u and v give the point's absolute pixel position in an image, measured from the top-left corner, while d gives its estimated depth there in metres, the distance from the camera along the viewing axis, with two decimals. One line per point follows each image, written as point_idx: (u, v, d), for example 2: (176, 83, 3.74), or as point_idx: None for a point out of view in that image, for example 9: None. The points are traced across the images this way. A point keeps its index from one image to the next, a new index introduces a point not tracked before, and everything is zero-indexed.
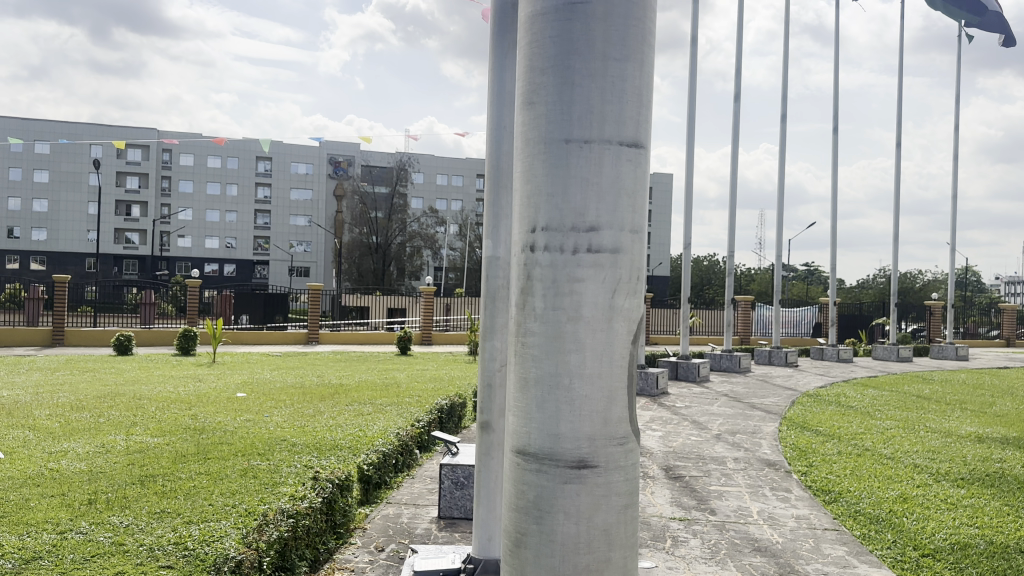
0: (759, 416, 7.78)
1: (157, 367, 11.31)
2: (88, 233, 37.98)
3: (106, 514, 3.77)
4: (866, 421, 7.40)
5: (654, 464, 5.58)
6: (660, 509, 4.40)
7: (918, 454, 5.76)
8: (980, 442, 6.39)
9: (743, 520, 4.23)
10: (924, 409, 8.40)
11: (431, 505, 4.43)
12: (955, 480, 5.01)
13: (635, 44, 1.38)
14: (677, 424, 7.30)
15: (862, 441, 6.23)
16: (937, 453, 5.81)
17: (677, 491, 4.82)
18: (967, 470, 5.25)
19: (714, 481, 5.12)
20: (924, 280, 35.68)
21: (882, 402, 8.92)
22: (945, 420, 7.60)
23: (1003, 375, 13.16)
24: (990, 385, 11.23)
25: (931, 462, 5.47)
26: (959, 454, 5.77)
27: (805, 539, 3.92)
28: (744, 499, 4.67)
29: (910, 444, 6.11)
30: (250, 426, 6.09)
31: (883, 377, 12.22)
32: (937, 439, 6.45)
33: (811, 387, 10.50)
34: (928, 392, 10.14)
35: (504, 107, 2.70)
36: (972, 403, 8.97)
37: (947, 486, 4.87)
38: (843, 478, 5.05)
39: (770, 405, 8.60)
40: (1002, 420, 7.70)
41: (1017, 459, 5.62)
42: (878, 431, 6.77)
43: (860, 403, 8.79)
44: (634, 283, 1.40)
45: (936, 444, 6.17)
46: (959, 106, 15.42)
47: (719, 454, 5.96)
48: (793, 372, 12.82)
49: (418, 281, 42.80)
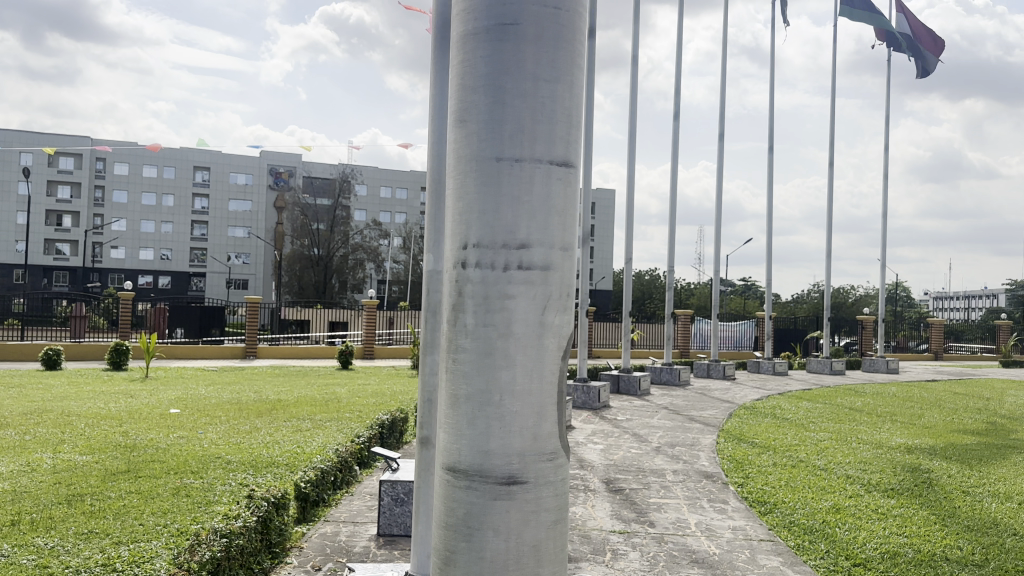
0: (698, 429, 7.88)
1: (90, 381, 10.97)
2: (17, 244, 36.72)
3: (30, 536, 3.61)
4: (800, 432, 7.61)
5: (596, 477, 5.63)
6: (602, 522, 4.42)
7: (847, 464, 5.97)
8: (907, 451, 6.65)
9: (683, 532, 4.29)
10: (855, 421, 8.70)
11: (365, 522, 4.38)
12: (883, 489, 5.18)
13: (564, 69, 1.41)
14: (617, 437, 7.37)
15: (796, 452, 6.38)
16: (868, 463, 5.98)
17: (618, 504, 4.85)
18: (896, 480, 5.44)
19: (655, 493, 5.18)
20: (856, 295, 36.83)
21: (814, 414, 9.22)
22: (874, 431, 7.91)
23: (926, 388, 13.67)
24: (913, 397, 11.70)
25: (862, 473, 5.63)
26: (884, 464, 5.99)
27: (740, 549, 3.99)
28: (684, 510, 4.73)
29: (840, 455, 6.29)
30: (183, 443, 5.92)
31: (811, 388, 12.68)
32: (868, 449, 6.68)
33: (744, 399, 10.83)
34: (859, 404, 10.43)
35: (443, 121, 2.69)
36: (900, 415, 9.28)
37: (873, 495, 5.03)
38: (777, 488, 5.16)
39: (709, 417, 8.72)
40: (926, 431, 8.03)
41: (943, 469, 5.83)
42: (811, 442, 6.96)
43: (795, 415, 8.99)
44: (564, 301, 1.42)
45: (866, 455, 6.36)
46: (888, 129, 16.00)
47: (658, 466, 6.03)
48: (730, 385, 13.07)
49: (361, 294, 42.21)
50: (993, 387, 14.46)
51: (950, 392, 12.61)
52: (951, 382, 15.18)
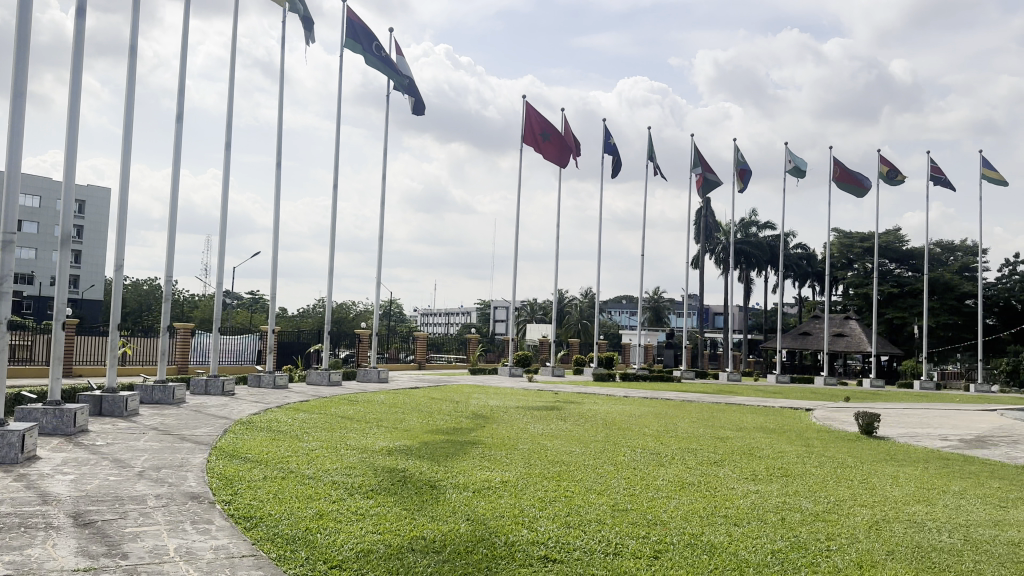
0: (716, 494, 7.78)
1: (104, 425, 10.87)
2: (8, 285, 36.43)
3: None
4: (783, 496, 7.82)
5: (64, 511, 5.85)
6: (64, 561, 4.78)
7: (803, 537, 6.17)
8: (878, 521, 6.77)
9: (158, 560, 4.91)
10: (850, 483, 8.80)
11: (286, 575, 4.77)
12: (815, 567, 5.39)
13: None
14: (94, 462, 7.67)
15: (834, 533, 6.29)
16: (911, 548, 5.88)
17: (86, 539, 5.25)
18: (838, 557, 5.62)
19: (128, 524, 5.64)
20: None
21: (811, 473, 9.35)
22: (861, 495, 8.01)
23: (918, 439, 13.62)
24: (907, 452, 11.71)
25: (907, 562, 5.51)
26: (841, 538, 6.15)
27: (220, 572, 4.76)
28: (162, 538, 5.35)
29: (880, 536, 6.20)
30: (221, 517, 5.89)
31: (810, 441, 12.77)
32: (840, 519, 6.83)
33: (740, 450, 11.09)
34: (868, 464, 10.38)
35: None
36: (925, 479, 9.20)
37: (798, 572, 5.26)
38: None
39: (726, 480, 8.62)
40: (919, 496, 8.07)
41: (990, 558, 5.71)
42: (848, 518, 6.85)
43: (822, 479, 8.89)
44: None
45: (908, 536, 6.26)
46: None
47: (140, 493, 6.52)
48: (726, 435, 12.94)
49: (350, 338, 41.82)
50: (987, 434, 14.37)
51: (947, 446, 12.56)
52: (947, 429, 15.08)
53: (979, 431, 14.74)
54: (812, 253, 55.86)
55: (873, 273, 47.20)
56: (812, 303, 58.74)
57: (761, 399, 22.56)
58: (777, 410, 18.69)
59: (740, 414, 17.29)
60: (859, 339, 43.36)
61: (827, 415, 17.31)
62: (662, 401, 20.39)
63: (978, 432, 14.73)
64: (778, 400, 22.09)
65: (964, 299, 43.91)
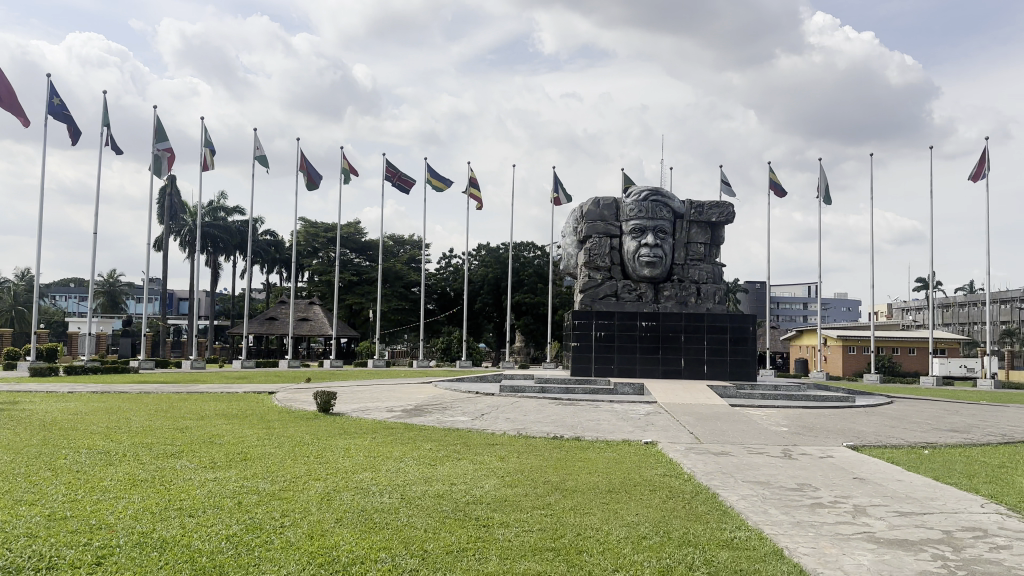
0: (172, 488, 7.37)
1: None
2: None
3: None
4: (243, 480, 7.85)
5: None
6: None
7: (259, 518, 6.29)
8: (329, 492, 7.30)
9: None
10: (306, 459, 9.28)
11: None
12: (269, 544, 5.55)
13: None
14: None
15: (289, 509, 6.55)
16: (354, 512, 6.48)
17: None
18: (291, 531, 5.88)
19: None
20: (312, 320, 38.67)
21: (271, 454, 9.58)
22: (317, 470, 8.53)
23: (367, 412, 15.11)
24: (356, 426, 12.86)
25: (353, 525, 6.07)
26: (295, 512, 6.46)
27: None
28: None
29: (330, 506, 6.69)
30: None
31: (272, 423, 13.04)
32: (295, 495, 7.17)
33: (199, 439, 10.71)
34: (322, 440, 11.08)
35: None
36: (369, 449, 10.22)
37: (252, 552, 5.35)
38: (276, 556, 5.24)
39: (182, 472, 8.19)
40: (365, 464, 8.96)
41: (416, 510, 6.66)
42: (301, 493, 7.20)
43: (281, 460, 9.16)
44: None
45: (352, 502, 6.89)
46: None
47: None
48: (184, 426, 12.29)
49: None
50: (421, 404, 16.76)
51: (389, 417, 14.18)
52: (390, 402, 17.10)
53: (415, 401, 17.10)
54: (280, 240, 57.36)
55: (334, 262, 50.61)
56: (279, 289, 60.33)
57: (225, 386, 22.26)
58: (241, 396, 18.67)
59: (203, 402, 16.76)
60: (321, 323, 46.44)
61: (289, 397, 17.98)
62: (115, 394, 18.49)
63: (415, 402, 17.08)
64: (242, 386, 22.13)
65: (408, 287, 50.49)
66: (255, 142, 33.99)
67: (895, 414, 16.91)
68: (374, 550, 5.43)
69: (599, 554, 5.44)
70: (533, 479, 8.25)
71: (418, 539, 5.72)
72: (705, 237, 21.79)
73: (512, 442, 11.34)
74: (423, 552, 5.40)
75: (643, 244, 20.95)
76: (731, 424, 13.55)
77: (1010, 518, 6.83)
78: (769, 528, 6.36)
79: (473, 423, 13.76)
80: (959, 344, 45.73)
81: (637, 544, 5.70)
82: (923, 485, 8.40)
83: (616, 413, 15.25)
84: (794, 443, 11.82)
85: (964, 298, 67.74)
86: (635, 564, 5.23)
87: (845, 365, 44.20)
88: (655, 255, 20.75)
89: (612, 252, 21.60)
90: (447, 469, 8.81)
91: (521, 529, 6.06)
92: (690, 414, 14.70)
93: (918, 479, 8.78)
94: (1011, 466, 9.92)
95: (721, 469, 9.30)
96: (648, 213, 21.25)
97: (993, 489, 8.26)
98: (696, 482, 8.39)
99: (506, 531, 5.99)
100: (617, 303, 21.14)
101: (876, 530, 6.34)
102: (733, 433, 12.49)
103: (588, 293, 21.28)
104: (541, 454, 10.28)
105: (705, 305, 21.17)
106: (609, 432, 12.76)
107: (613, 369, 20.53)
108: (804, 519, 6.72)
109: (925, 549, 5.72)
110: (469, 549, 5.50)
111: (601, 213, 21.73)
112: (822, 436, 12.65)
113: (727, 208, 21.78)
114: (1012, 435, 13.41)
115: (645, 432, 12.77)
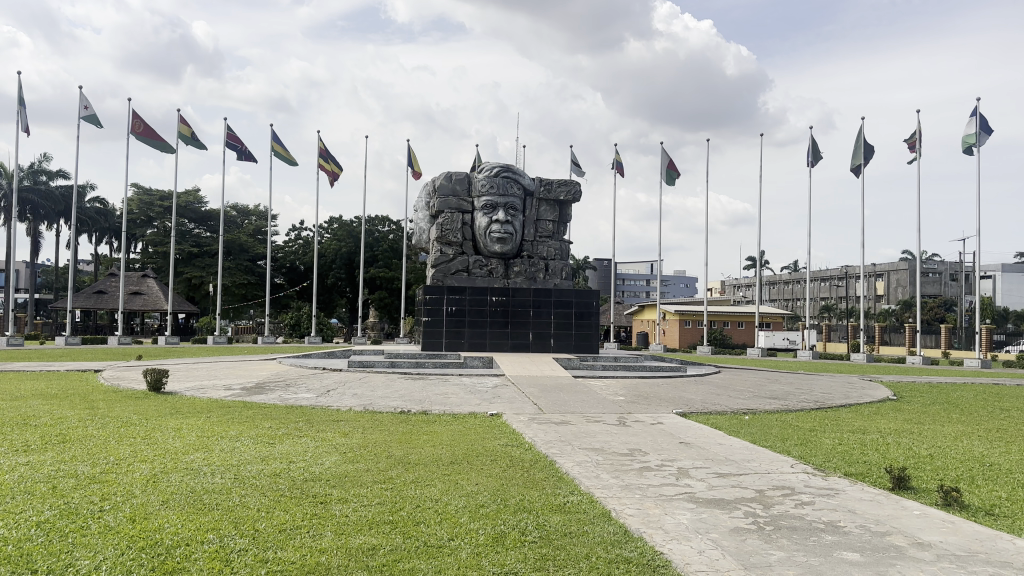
0: None
1: None
2: None
3: None
4: (57, 463, 7.23)
5: None
6: None
7: (74, 502, 5.83)
8: (156, 474, 6.89)
9: None
10: (131, 440, 8.70)
11: None
12: (85, 529, 5.17)
13: None
14: None
15: (113, 494, 6.06)
16: (188, 496, 6.12)
17: None
18: (111, 514, 5.51)
19: None
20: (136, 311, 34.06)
21: (91, 436, 8.85)
22: (144, 450, 8.04)
23: (203, 390, 14.42)
24: (190, 405, 12.20)
25: (181, 510, 5.73)
26: (115, 496, 6.04)
27: None
28: None
29: (163, 491, 6.26)
30: None
31: (93, 403, 12.11)
32: (116, 477, 6.70)
33: (10, 421, 9.78)
34: (153, 420, 10.40)
35: None
36: (209, 428, 9.75)
37: (65, 539, 4.97)
38: (94, 544, 4.87)
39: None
40: (198, 444, 8.56)
41: (254, 491, 6.33)
42: (127, 477, 6.71)
43: (101, 443, 8.44)
44: None
45: (183, 484, 6.50)
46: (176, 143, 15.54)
47: None
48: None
49: None
50: (262, 380, 16.12)
51: (229, 396, 13.41)
52: (229, 379, 16.35)
53: (255, 378, 16.41)
54: (110, 208, 52.93)
55: (171, 232, 47.42)
56: (109, 260, 55.77)
57: (43, 364, 20.43)
58: (61, 375, 17.19)
59: (15, 381, 15.27)
60: (157, 296, 43.29)
61: (116, 375, 16.78)
62: None
63: (255, 379, 16.39)
64: (64, 364, 20.36)
65: (253, 260, 48.20)
66: (81, 100, 30.92)
67: (721, 382, 18.22)
68: (201, 531, 5.19)
69: (436, 524, 5.50)
70: (376, 454, 8.19)
71: (249, 519, 5.52)
72: (553, 214, 22.38)
73: (356, 417, 11.19)
74: (255, 531, 5.23)
75: (494, 220, 21.16)
76: (573, 394, 14.06)
77: (812, 475, 7.60)
78: (600, 492, 6.70)
79: (318, 399, 13.52)
80: (782, 318, 49.90)
81: (475, 513, 5.82)
82: (741, 448, 9.12)
83: (465, 386, 15.42)
84: (630, 412, 12.43)
85: (788, 275, 74.03)
86: (470, 531, 5.35)
87: (683, 338, 47.00)
88: (505, 231, 21.08)
89: (464, 227, 21.68)
90: (285, 447, 8.55)
91: (359, 504, 6.02)
92: (535, 386, 15.15)
93: (737, 443, 9.56)
94: (817, 429, 11.01)
95: (560, 437, 9.65)
96: (499, 189, 21.47)
97: (800, 450, 9.13)
98: (535, 450, 8.65)
99: (343, 507, 5.90)
100: (468, 278, 21.23)
101: (697, 490, 6.86)
102: (575, 403, 13.01)
103: (439, 269, 21.22)
104: (386, 428, 10.20)
105: (553, 281, 21.74)
106: (454, 405, 12.90)
107: (463, 343, 20.67)
108: (633, 482, 7.15)
109: (738, 507, 6.25)
110: (303, 526, 5.38)
111: (453, 188, 21.74)
112: (655, 405, 13.41)
113: (575, 186, 22.44)
114: (820, 401, 14.87)
115: (491, 404, 13.02)
